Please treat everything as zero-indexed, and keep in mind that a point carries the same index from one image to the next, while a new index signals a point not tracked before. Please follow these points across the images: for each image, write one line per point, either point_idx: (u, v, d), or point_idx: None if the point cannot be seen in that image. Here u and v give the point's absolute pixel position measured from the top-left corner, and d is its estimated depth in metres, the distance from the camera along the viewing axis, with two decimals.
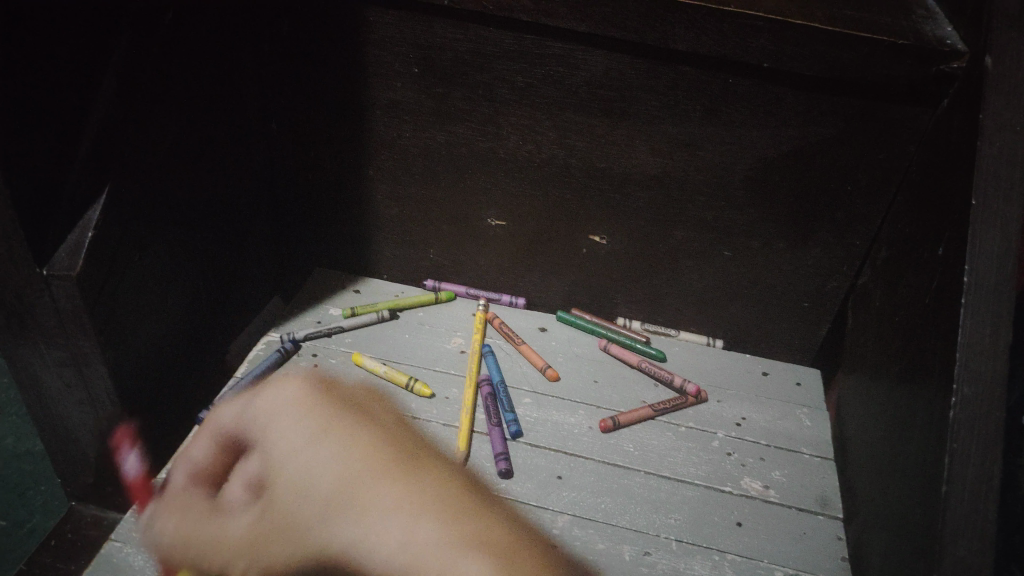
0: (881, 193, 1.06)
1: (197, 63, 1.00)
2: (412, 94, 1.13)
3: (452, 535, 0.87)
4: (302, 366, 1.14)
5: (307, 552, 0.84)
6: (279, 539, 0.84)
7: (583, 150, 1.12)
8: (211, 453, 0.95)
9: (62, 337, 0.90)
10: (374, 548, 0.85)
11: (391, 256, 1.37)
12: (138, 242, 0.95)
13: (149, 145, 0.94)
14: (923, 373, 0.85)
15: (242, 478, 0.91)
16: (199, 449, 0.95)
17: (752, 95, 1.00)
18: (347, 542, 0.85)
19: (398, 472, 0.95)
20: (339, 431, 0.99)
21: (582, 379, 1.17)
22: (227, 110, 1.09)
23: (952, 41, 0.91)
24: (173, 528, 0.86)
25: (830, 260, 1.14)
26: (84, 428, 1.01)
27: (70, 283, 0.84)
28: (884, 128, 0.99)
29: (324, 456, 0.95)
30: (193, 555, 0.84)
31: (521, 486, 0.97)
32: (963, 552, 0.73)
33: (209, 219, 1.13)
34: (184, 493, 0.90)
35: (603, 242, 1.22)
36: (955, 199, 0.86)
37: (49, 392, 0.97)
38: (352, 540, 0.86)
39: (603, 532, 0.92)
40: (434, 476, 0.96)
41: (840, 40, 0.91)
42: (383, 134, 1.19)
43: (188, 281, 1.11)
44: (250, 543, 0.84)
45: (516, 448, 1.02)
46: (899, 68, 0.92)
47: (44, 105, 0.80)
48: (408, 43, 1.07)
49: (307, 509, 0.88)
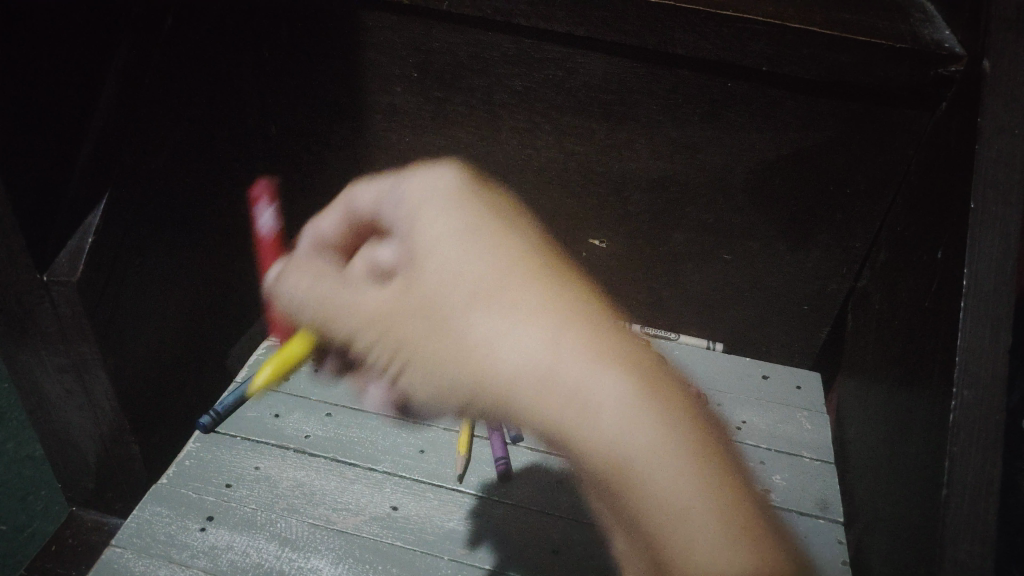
0: (880, 196, 1.06)
1: (197, 69, 1.00)
2: (411, 99, 1.13)
3: (577, 353, 0.93)
4: (302, 370, 1.14)
5: (441, 328, 0.97)
6: (411, 315, 0.98)
7: (582, 154, 1.12)
8: (339, 230, 1.10)
9: (63, 342, 0.90)
10: (515, 326, 0.94)
11: None
12: (138, 247, 0.95)
13: (149, 150, 0.94)
14: (922, 376, 0.85)
15: (377, 247, 1.00)
16: (330, 226, 1.11)
17: (751, 98, 1.00)
18: (475, 282, 0.97)
19: (524, 273, 1.03)
20: (488, 201, 1.12)
21: None
22: (224, 115, 1.09)
23: (950, 45, 0.90)
24: (326, 284, 1.06)
25: (829, 263, 1.14)
26: (85, 433, 1.01)
27: (69, 288, 0.84)
28: (882, 131, 1.00)
29: (449, 231, 0.99)
30: (343, 322, 1.06)
31: (521, 491, 0.97)
32: (964, 556, 0.73)
33: (209, 224, 1.13)
34: (316, 265, 1.08)
35: (603, 245, 1.22)
36: (954, 201, 0.86)
37: (49, 398, 0.97)
38: (490, 327, 0.96)
39: (602, 538, 0.92)
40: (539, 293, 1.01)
41: (839, 43, 0.91)
42: (383, 138, 1.19)
43: (188, 285, 1.11)
44: (388, 314, 1.00)
45: (516, 452, 1.03)
46: (898, 71, 0.92)
47: (44, 112, 0.80)
48: (407, 48, 1.07)
49: (447, 275, 0.96)
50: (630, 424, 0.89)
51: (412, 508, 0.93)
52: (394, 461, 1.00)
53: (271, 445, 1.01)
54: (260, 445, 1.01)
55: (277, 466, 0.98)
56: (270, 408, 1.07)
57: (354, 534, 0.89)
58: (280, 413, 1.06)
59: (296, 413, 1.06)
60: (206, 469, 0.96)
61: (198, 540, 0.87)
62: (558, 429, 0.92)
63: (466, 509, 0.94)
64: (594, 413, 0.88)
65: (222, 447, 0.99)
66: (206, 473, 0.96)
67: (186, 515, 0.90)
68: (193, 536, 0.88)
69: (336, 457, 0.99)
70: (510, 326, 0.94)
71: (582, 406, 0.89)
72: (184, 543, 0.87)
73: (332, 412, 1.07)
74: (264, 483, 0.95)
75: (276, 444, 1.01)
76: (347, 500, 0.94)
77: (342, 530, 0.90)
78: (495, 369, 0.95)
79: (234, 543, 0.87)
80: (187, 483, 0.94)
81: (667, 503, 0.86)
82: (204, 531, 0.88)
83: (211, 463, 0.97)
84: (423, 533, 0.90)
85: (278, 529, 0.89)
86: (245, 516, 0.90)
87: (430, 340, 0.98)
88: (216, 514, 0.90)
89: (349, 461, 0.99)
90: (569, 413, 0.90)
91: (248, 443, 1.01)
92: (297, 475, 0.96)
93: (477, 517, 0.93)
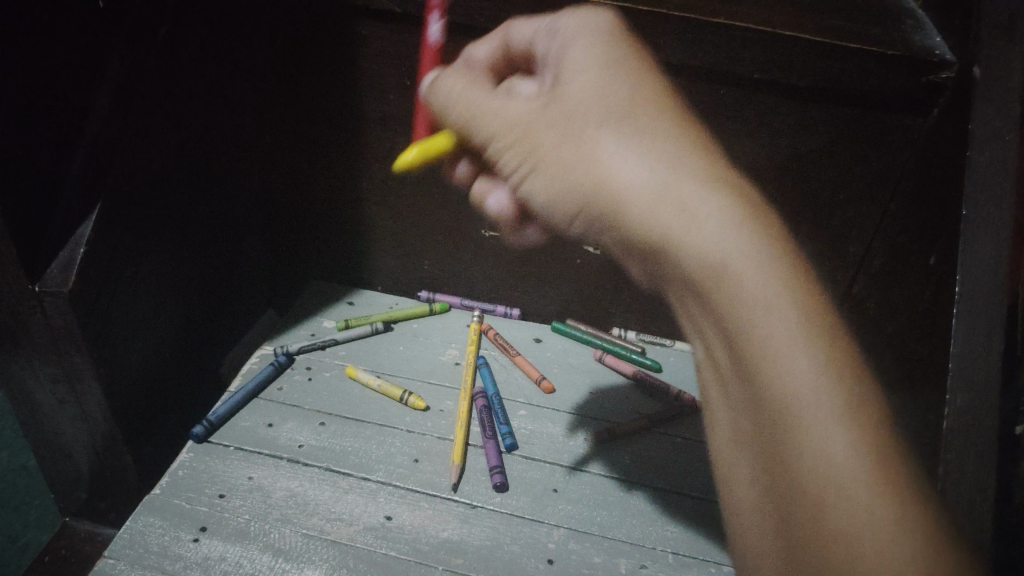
0: (873, 202, 1.06)
1: (191, 78, 1.00)
2: (405, 107, 1.13)
3: (706, 169, 0.66)
4: (296, 379, 1.14)
5: (570, 139, 0.72)
6: (558, 128, 0.73)
7: None
8: (490, 54, 0.89)
9: (54, 353, 0.89)
10: (625, 147, 0.68)
11: (386, 268, 1.37)
12: (131, 257, 0.95)
13: (142, 159, 0.93)
14: (917, 383, 0.85)
15: (520, 80, 0.84)
16: (484, 48, 0.90)
17: (743, 105, 1.01)
18: (590, 102, 0.71)
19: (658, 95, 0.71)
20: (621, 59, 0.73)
21: (578, 390, 1.17)
22: (217, 124, 1.09)
23: (942, 52, 0.90)
24: (466, 83, 0.85)
25: (824, 269, 1.14)
26: (78, 443, 1.01)
27: (61, 300, 0.83)
28: (875, 137, 1.00)
29: (591, 49, 0.75)
30: (478, 129, 0.83)
31: (516, 499, 0.96)
32: None
33: (202, 233, 1.12)
34: (467, 75, 0.87)
35: (597, 252, 1.22)
36: (947, 208, 0.86)
37: (42, 408, 0.97)
38: (602, 134, 0.70)
39: (599, 546, 0.91)
40: (680, 101, 0.73)
41: (830, 50, 0.91)
42: (377, 146, 1.19)
43: (182, 293, 1.11)
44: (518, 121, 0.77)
45: (511, 460, 1.02)
46: (892, 79, 0.92)
47: (34, 123, 0.80)
48: (401, 57, 1.07)
49: (585, 91, 0.72)
50: (776, 278, 0.60)
51: (407, 517, 0.93)
52: (388, 470, 0.99)
53: (265, 455, 1.00)
54: (253, 455, 1.00)
55: (270, 476, 0.97)
56: (264, 417, 1.06)
57: (348, 544, 0.89)
58: (273, 422, 1.06)
59: (290, 423, 1.06)
60: (199, 479, 0.96)
61: (190, 551, 0.87)
62: (654, 229, 0.65)
63: (461, 518, 0.93)
64: (697, 226, 0.62)
65: (215, 457, 0.99)
66: (199, 484, 0.95)
67: (179, 526, 0.89)
68: (186, 547, 0.87)
69: (329, 466, 0.99)
70: (626, 149, 0.68)
71: (685, 206, 0.63)
72: (176, 554, 0.86)
73: (326, 421, 1.06)
74: (257, 493, 0.94)
75: (270, 453, 1.00)
76: (341, 510, 0.93)
77: (336, 540, 0.89)
78: (618, 183, 0.68)
79: (228, 554, 0.87)
80: (180, 493, 0.93)
81: (823, 479, 0.55)
82: (197, 542, 0.88)
83: (204, 473, 0.96)
84: (417, 542, 0.89)
85: (271, 540, 0.89)
86: (239, 527, 0.90)
87: (561, 156, 0.73)
88: (209, 524, 0.90)
89: (343, 470, 0.99)
90: (667, 215, 0.64)
91: (242, 453, 1.00)
92: (291, 485, 0.96)
93: (472, 526, 0.92)
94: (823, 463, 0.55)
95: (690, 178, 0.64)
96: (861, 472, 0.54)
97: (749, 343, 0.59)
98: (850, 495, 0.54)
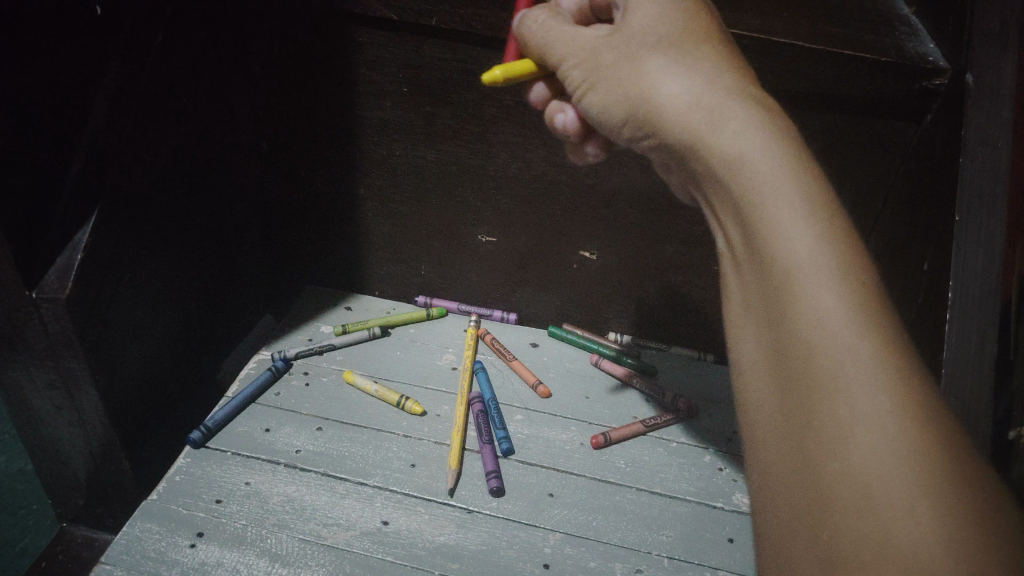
0: (868, 208, 1.06)
1: (188, 84, 1.00)
2: (401, 114, 1.13)
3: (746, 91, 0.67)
4: (293, 384, 1.14)
5: (626, 58, 0.76)
6: (617, 52, 0.77)
7: (572, 167, 1.12)
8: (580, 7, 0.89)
9: (52, 359, 0.90)
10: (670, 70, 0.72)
11: (383, 273, 1.37)
12: (128, 263, 0.95)
13: (139, 165, 0.94)
14: None
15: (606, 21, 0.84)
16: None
17: None
18: (652, 29, 0.75)
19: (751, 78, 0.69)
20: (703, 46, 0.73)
21: (574, 395, 1.17)
22: (214, 129, 1.09)
23: (935, 58, 0.91)
24: (551, 17, 0.84)
25: None
26: (75, 448, 1.01)
27: (59, 307, 0.84)
28: (869, 143, 1.00)
29: None
30: (559, 50, 0.82)
31: (512, 503, 0.97)
32: None
33: (199, 239, 1.13)
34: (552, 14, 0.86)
35: (594, 257, 1.22)
36: (940, 214, 0.87)
37: (38, 414, 0.97)
38: (652, 55, 0.74)
39: (595, 550, 0.92)
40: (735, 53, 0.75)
41: (823, 56, 0.92)
42: (374, 152, 1.19)
43: (179, 298, 1.11)
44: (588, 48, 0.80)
45: (507, 465, 1.02)
46: (885, 85, 0.93)
47: (31, 131, 0.81)
48: (397, 64, 1.08)
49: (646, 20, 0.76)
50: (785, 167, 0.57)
51: (403, 522, 0.93)
52: (384, 475, 0.99)
53: (262, 460, 1.00)
54: (250, 460, 1.00)
55: (267, 481, 0.97)
56: (261, 422, 1.07)
57: (344, 549, 0.89)
58: (271, 427, 1.06)
59: (287, 428, 1.06)
60: (196, 484, 0.96)
61: (187, 556, 0.87)
62: (684, 130, 0.67)
63: (457, 522, 0.93)
64: (721, 129, 0.63)
65: (212, 462, 0.99)
66: (196, 489, 0.95)
67: (177, 531, 0.90)
68: (183, 553, 0.87)
69: (326, 471, 0.99)
70: (677, 71, 0.71)
71: (716, 110, 0.65)
72: (173, 559, 0.86)
73: (323, 426, 1.07)
74: (254, 498, 0.95)
75: (267, 458, 1.01)
76: (338, 515, 0.93)
77: (332, 545, 0.90)
78: (660, 99, 0.71)
79: (224, 559, 0.87)
80: (177, 498, 0.94)
81: (818, 336, 0.49)
82: (194, 548, 0.88)
83: (202, 479, 0.97)
84: (413, 547, 0.90)
85: (268, 545, 0.89)
86: (235, 532, 0.90)
87: (613, 74, 0.77)
88: (206, 530, 0.90)
89: (339, 475, 0.99)
90: (699, 117, 0.66)
91: (239, 458, 1.00)
92: (288, 491, 0.96)
93: (468, 530, 0.93)
94: (814, 322, 0.50)
95: (729, 97, 0.65)
96: (879, 390, 0.47)
97: (750, 215, 0.56)
98: (845, 396, 0.47)
